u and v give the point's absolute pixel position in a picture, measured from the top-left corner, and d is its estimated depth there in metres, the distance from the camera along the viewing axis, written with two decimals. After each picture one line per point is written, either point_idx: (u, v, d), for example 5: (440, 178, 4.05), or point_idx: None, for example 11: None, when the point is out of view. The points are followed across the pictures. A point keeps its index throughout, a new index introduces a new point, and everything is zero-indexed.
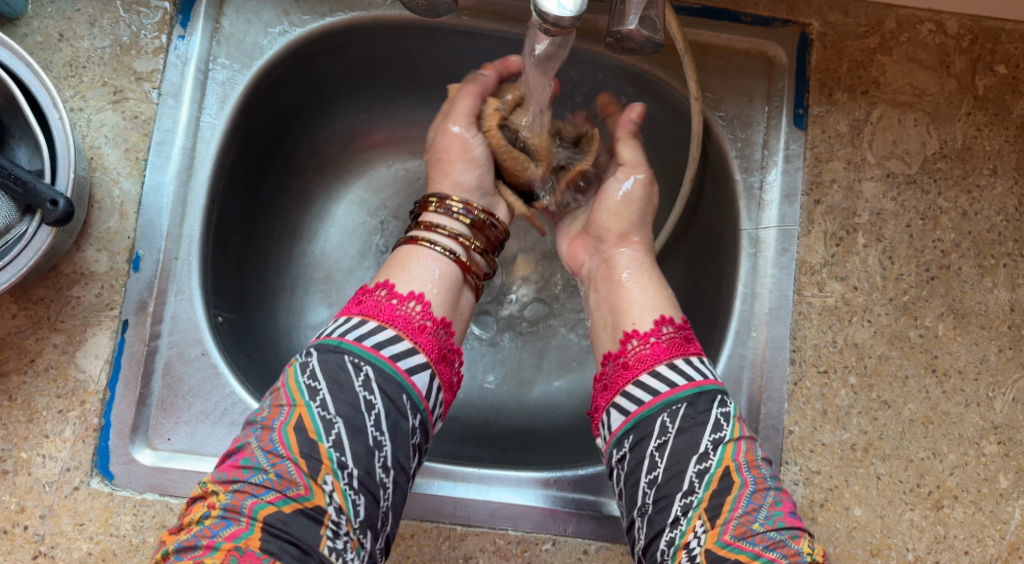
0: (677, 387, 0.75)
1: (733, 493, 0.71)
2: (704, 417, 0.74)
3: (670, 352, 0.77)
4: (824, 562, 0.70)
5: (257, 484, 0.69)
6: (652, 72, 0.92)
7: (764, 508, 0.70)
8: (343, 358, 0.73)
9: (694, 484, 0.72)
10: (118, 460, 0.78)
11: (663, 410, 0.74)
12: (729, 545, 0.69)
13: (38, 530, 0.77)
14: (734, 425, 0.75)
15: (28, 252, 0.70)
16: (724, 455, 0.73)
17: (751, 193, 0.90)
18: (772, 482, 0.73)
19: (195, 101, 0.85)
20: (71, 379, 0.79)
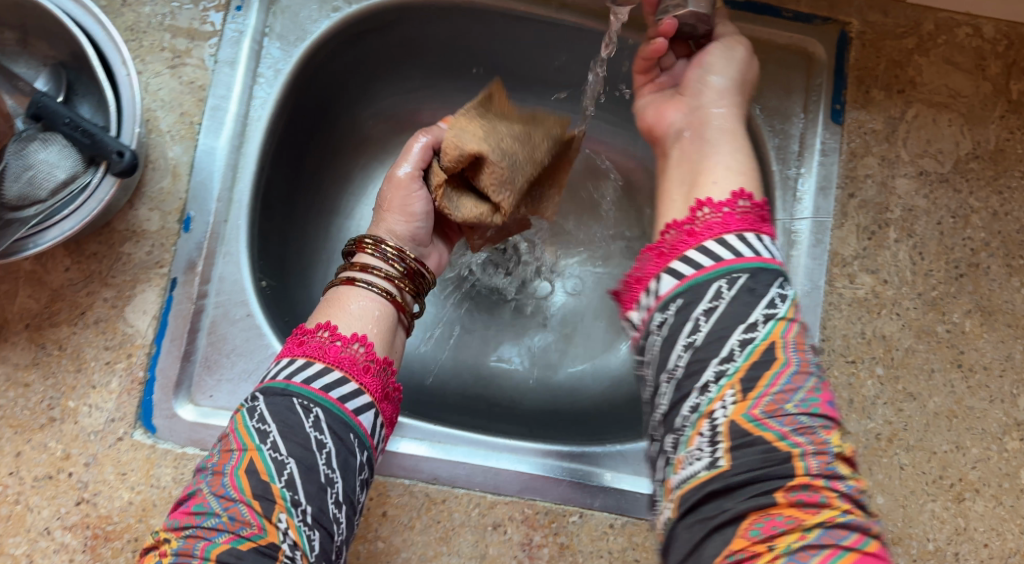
0: (744, 257, 0.69)
1: (774, 370, 0.67)
2: (762, 293, 0.68)
3: (742, 225, 0.71)
4: (852, 456, 0.66)
5: (210, 528, 0.68)
6: None
7: (801, 391, 0.66)
8: (292, 401, 0.72)
9: (734, 351, 0.67)
10: (161, 414, 0.80)
11: (721, 276, 0.69)
12: (757, 422, 0.65)
13: (82, 477, 0.78)
14: (789, 307, 0.69)
15: (92, 202, 0.70)
16: (773, 330, 0.68)
17: (787, 184, 0.91)
18: (815, 368, 0.68)
19: (249, 71, 0.87)
20: (119, 333, 0.81)
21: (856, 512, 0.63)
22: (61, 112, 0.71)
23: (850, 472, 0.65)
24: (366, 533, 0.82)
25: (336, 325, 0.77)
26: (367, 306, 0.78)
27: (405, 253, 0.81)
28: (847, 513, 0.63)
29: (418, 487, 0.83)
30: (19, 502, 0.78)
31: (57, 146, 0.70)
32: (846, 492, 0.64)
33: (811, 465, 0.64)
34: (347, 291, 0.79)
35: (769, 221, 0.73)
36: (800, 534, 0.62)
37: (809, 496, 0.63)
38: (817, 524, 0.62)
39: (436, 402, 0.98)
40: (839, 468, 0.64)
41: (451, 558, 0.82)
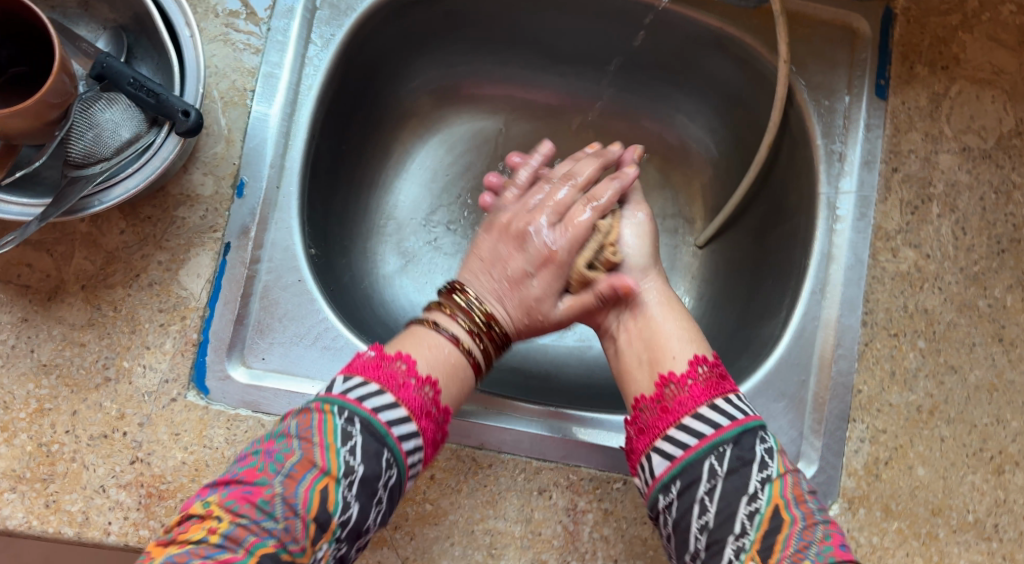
0: (722, 429, 0.74)
1: (784, 530, 0.71)
2: (750, 457, 0.73)
3: (709, 393, 0.76)
4: None
5: (264, 528, 0.67)
6: (740, 36, 0.96)
7: (815, 544, 0.70)
8: (384, 455, 0.71)
9: (745, 527, 0.71)
10: (214, 375, 0.81)
11: (710, 452, 0.73)
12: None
13: (136, 437, 0.79)
14: (777, 461, 0.74)
15: (155, 161, 0.71)
16: (773, 492, 0.72)
17: (831, 157, 0.93)
18: (820, 514, 0.73)
19: (302, 38, 0.88)
20: (173, 295, 0.82)
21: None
22: (124, 71, 0.70)
23: None
24: (414, 496, 0.83)
25: (414, 360, 0.76)
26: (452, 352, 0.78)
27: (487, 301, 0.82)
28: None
29: (466, 452, 0.84)
30: (75, 460, 0.78)
31: (121, 106, 0.70)
32: None
33: None
34: (426, 333, 0.79)
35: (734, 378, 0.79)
36: None
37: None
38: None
39: None
40: None
41: (497, 522, 0.83)
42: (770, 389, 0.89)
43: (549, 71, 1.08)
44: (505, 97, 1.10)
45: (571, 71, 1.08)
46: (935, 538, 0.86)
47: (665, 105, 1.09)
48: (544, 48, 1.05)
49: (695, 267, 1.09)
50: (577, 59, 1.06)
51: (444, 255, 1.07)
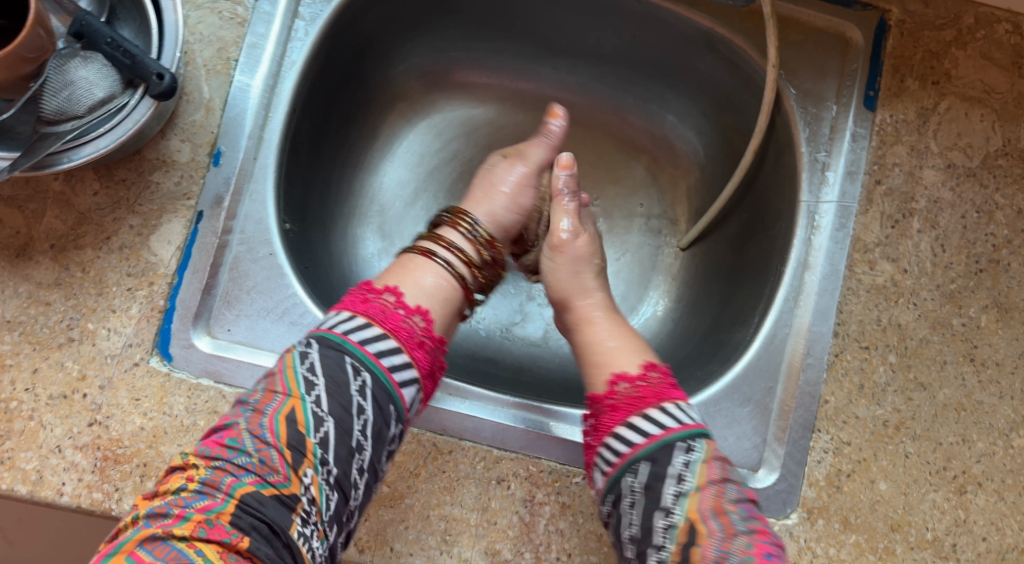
0: (636, 447, 0.75)
1: (700, 544, 0.71)
2: (666, 471, 0.73)
3: (627, 410, 0.77)
4: None
5: (238, 465, 0.68)
6: (731, 38, 0.95)
7: (733, 555, 0.70)
8: (344, 358, 0.73)
9: (664, 540, 0.72)
10: (178, 343, 0.81)
11: (627, 471, 0.75)
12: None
13: (96, 399, 0.79)
14: (698, 472, 0.73)
15: (128, 123, 0.71)
16: (688, 507, 0.72)
17: (814, 166, 0.92)
18: (744, 525, 0.72)
19: (290, 11, 0.87)
20: (143, 260, 0.81)
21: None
22: (103, 30, 0.70)
23: None
24: None
25: (402, 291, 0.79)
26: (438, 283, 0.81)
27: (480, 228, 0.86)
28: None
29: (426, 436, 0.84)
30: (33, 419, 0.78)
31: (97, 64, 0.69)
32: None
33: None
34: (422, 260, 0.82)
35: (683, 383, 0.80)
36: None
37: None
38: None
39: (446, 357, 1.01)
40: None
41: (453, 508, 0.82)
42: (736, 394, 0.89)
43: (541, 62, 1.08)
44: (495, 85, 1.10)
45: (562, 64, 1.07)
46: (892, 554, 0.85)
47: (654, 104, 1.09)
48: (538, 39, 1.05)
49: (675, 268, 1.09)
50: (569, 52, 1.06)
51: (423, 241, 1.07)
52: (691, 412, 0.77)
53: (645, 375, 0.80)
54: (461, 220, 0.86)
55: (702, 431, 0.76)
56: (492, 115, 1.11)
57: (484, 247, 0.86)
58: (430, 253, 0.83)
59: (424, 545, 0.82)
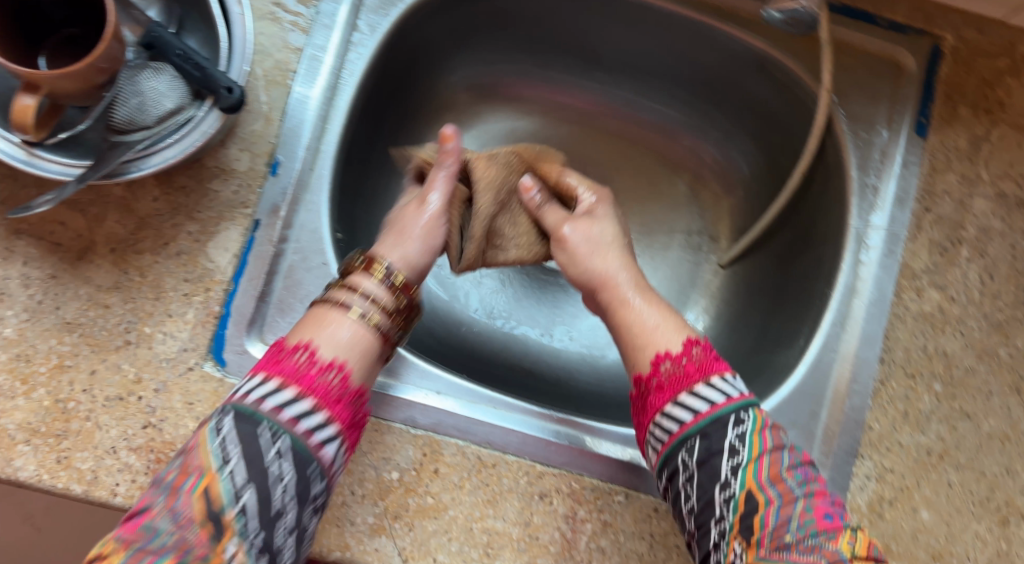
0: (686, 425, 0.76)
1: (760, 511, 0.72)
2: (720, 446, 0.75)
3: (674, 387, 0.77)
4: (868, 553, 0.71)
5: (154, 550, 0.66)
6: (784, 60, 0.95)
7: (795, 519, 0.72)
8: (258, 427, 0.70)
9: (723, 511, 0.73)
10: (232, 349, 0.82)
11: (680, 447, 0.76)
12: (766, 559, 0.71)
13: (151, 402, 0.80)
14: (752, 443, 0.75)
15: (196, 134, 0.72)
16: (744, 476, 0.74)
17: (864, 191, 0.92)
18: (802, 488, 0.74)
19: (349, 25, 0.89)
20: (200, 266, 0.83)
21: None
22: (173, 42, 0.72)
23: None
24: (416, 488, 0.83)
25: (317, 348, 0.74)
26: (355, 335, 0.76)
27: (396, 272, 0.79)
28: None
29: (471, 449, 0.85)
30: (90, 419, 0.79)
31: (167, 76, 0.71)
32: None
33: None
34: (332, 314, 0.76)
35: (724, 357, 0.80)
36: None
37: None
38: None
39: (486, 369, 1.03)
40: None
41: (496, 522, 0.83)
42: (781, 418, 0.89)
43: (589, 77, 1.08)
44: (543, 99, 1.10)
45: (609, 79, 1.08)
46: None
47: (700, 121, 1.09)
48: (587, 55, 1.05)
49: (715, 285, 1.09)
50: (619, 68, 1.06)
51: None
52: (730, 388, 0.77)
53: (689, 350, 0.79)
54: (375, 267, 0.79)
55: (745, 401, 0.77)
56: (538, 128, 1.11)
57: (399, 293, 0.79)
58: (345, 306, 0.76)
59: (467, 557, 0.82)
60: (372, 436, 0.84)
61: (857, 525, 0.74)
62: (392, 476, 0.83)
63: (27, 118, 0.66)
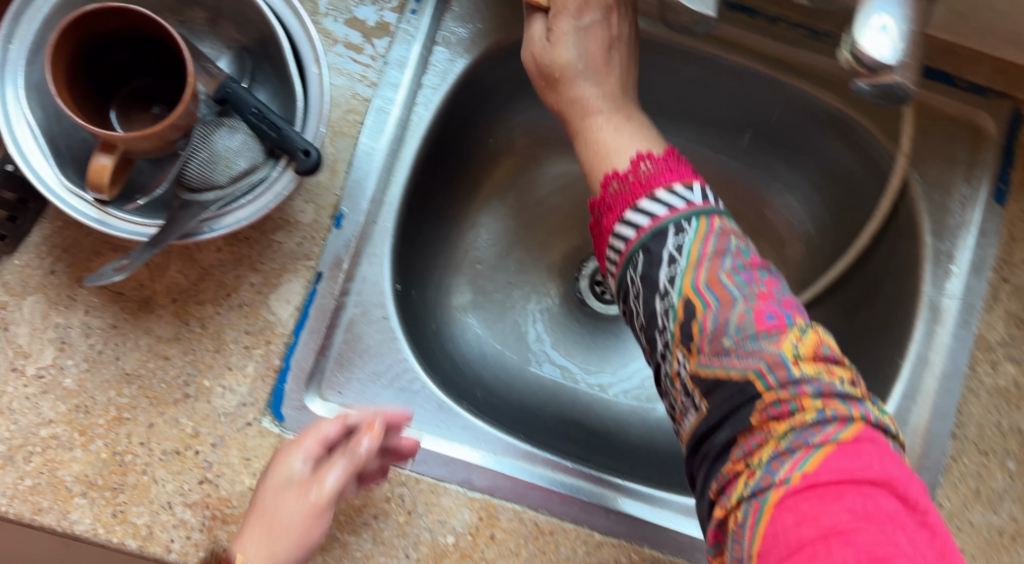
0: (640, 232, 0.73)
1: (699, 317, 0.70)
2: (660, 254, 0.72)
3: (644, 186, 0.75)
4: (817, 353, 0.67)
5: None
6: (859, 120, 0.92)
7: (733, 322, 0.68)
8: None
9: (664, 316, 0.71)
10: (290, 404, 0.81)
11: (639, 250, 0.73)
12: (707, 365, 0.69)
13: (208, 457, 0.79)
14: (691, 249, 0.71)
15: (270, 195, 0.71)
16: (682, 283, 0.71)
17: (939, 259, 0.89)
18: (743, 292, 0.69)
19: (417, 75, 0.88)
20: (261, 319, 0.81)
21: (834, 404, 0.66)
22: (248, 100, 0.71)
23: (819, 370, 0.67)
24: (472, 553, 0.81)
25: None
26: None
27: None
28: (823, 417, 0.65)
29: (528, 515, 0.82)
30: (146, 473, 0.78)
31: (241, 133, 0.69)
32: (818, 393, 0.66)
33: (772, 384, 0.66)
34: None
35: (682, 163, 0.77)
36: (777, 446, 0.65)
37: (780, 410, 0.66)
38: (798, 427, 0.65)
39: (536, 418, 1.00)
40: (805, 375, 0.66)
41: None
42: None
43: None
44: None
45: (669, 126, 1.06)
46: None
47: (762, 172, 1.06)
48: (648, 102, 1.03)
49: None
50: (682, 116, 1.04)
51: (513, 297, 1.09)
52: (686, 195, 0.74)
53: (636, 168, 0.77)
54: None
55: (695, 211, 0.73)
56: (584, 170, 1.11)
57: None
58: None
59: None
60: (428, 498, 0.82)
61: (812, 324, 0.70)
62: (447, 540, 0.81)
63: (103, 178, 0.65)
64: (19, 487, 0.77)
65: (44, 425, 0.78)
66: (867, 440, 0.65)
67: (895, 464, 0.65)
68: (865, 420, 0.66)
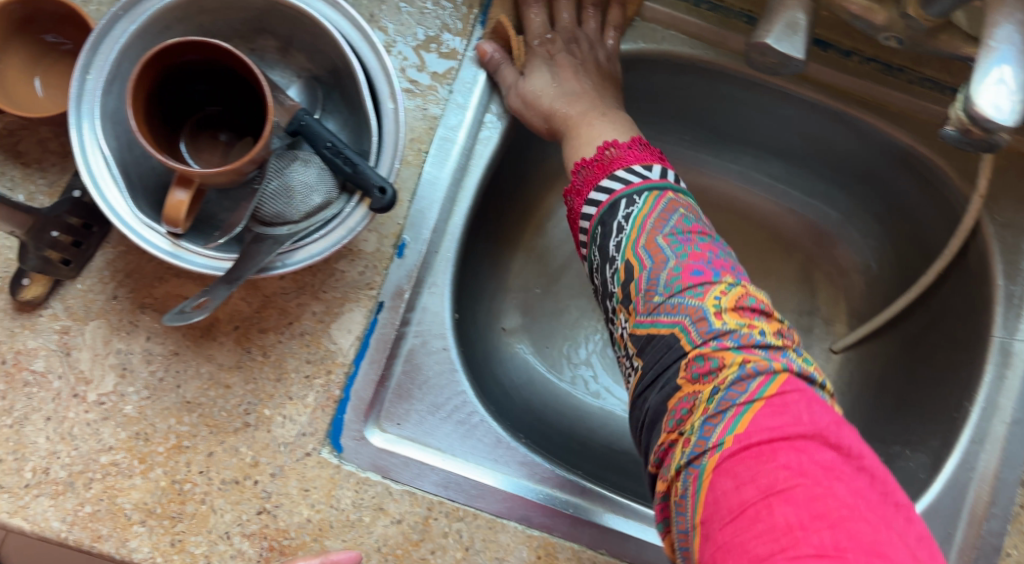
0: (599, 208, 0.77)
1: (637, 277, 0.73)
2: (612, 226, 0.75)
3: (608, 168, 0.79)
4: (739, 304, 0.70)
5: None
6: (931, 157, 0.90)
7: (664, 279, 0.71)
8: None
9: (613, 282, 0.75)
10: (350, 435, 0.80)
11: (599, 224, 0.77)
12: (643, 323, 0.72)
13: (267, 487, 0.78)
14: (637, 221, 0.74)
15: (341, 230, 0.71)
16: (626, 247, 0.74)
17: (1011, 301, 0.87)
18: (675, 252, 0.72)
19: (482, 103, 0.87)
20: (322, 348, 0.81)
21: (755, 358, 0.68)
22: (323, 133, 0.70)
23: (739, 322, 0.69)
24: None
25: None
26: None
27: None
28: (745, 373, 0.67)
29: (588, 554, 0.81)
30: (205, 502, 0.77)
31: (315, 169, 0.70)
32: (738, 345, 0.68)
33: (695, 337, 0.69)
34: None
35: (645, 148, 0.80)
36: (704, 409, 0.67)
37: (702, 367, 0.68)
38: (721, 385, 0.67)
39: (583, 446, 0.99)
40: (726, 328, 0.69)
41: None
42: None
43: (706, 149, 1.05)
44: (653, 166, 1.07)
45: (727, 153, 1.04)
46: None
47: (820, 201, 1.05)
48: (708, 129, 1.02)
49: (830, 371, 1.04)
50: (741, 143, 1.02)
51: (563, 321, 1.07)
52: (644, 173, 0.77)
53: (602, 154, 0.81)
54: None
55: (648, 186, 0.76)
56: None
57: None
58: None
59: None
60: (486, 534, 0.80)
61: (740, 280, 0.72)
62: None
63: (179, 213, 0.65)
64: (78, 513, 0.76)
65: (104, 452, 0.77)
66: (793, 391, 0.67)
67: (824, 412, 0.66)
68: (787, 369, 0.68)
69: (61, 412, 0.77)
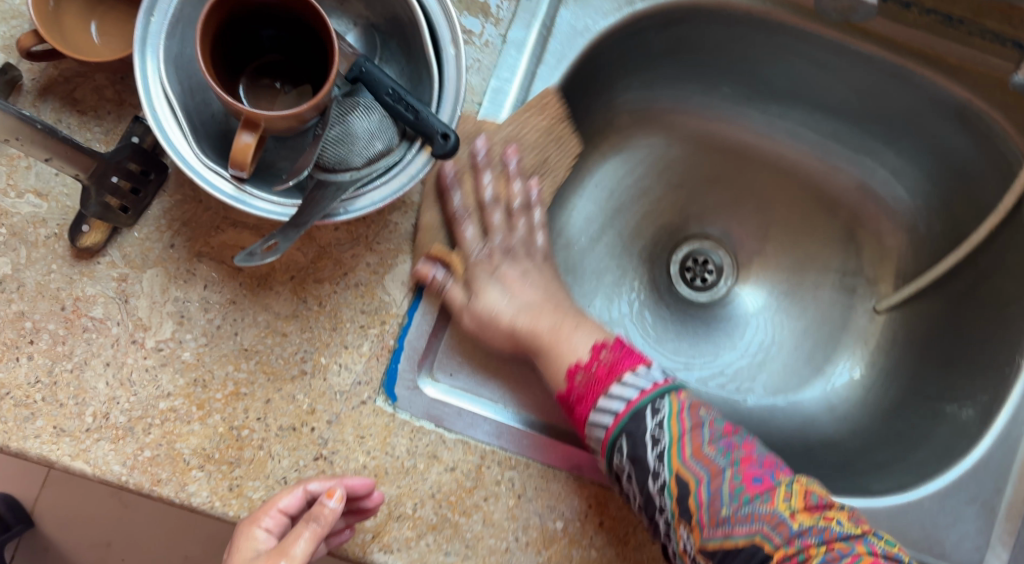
0: (631, 402, 0.75)
1: (693, 491, 0.73)
2: (643, 432, 0.74)
3: (612, 375, 0.78)
4: (808, 502, 0.72)
5: None
6: (988, 112, 0.89)
7: (724, 490, 0.72)
8: None
9: (660, 492, 0.74)
10: (404, 384, 0.81)
11: (622, 432, 0.75)
12: (713, 538, 0.71)
13: (324, 434, 0.79)
14: (671, 425, 0.75)
15: (403, 178, 0.71)
16: (670, 460, 0.74)
17: None
18: (725, 459, 0.74)
19: (535, 55, 0.86)
20: (377, 299, 0.81)
21: (838, 546, 0.70)
22: (385, 80, 0.70)
23: (813, 519, 0.71)
24: (581, 539, 0.81)
25: None
26: None
27: None
28: (829, 558, 0.69)
29: None
30: (263, 448, 0.78)
31: (377, 115, 0.69)
32: (820, 539, 0.70)
33: (776, 540, 0.71)
34: None
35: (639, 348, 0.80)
36: None
37: None
38: None
39: None
40: (803, 526, 0.71)
41: None
42: (963, 492, 0.85)
43: (753, 105, 1.04)
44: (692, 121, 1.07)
45: (775, 109, 1.04)
46: None
47: (869, 157, 1.04)
48: (758, 84, 1.01)
49: (872, 332, 1.04)
50: (789, 98, 1.02)
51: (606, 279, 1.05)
52: (650, 374, 0.77)
53: (597, 356, 0.79)
54: None
55: (664, 389, 0.76)
56: (679, 155, 1.08)
57: None
58: None
59: None
60: (539, 483, 0.81)
61: (797, 476, 0.74)
62: (556, 525, 0.80)
63: (246, 156, 0.66)
64: (138, 458, 0.77)
65: (163, 398, 0.78)
66: None
67: None
68: (871, 554, 0.70)
69: (120, 358, 0.78)
